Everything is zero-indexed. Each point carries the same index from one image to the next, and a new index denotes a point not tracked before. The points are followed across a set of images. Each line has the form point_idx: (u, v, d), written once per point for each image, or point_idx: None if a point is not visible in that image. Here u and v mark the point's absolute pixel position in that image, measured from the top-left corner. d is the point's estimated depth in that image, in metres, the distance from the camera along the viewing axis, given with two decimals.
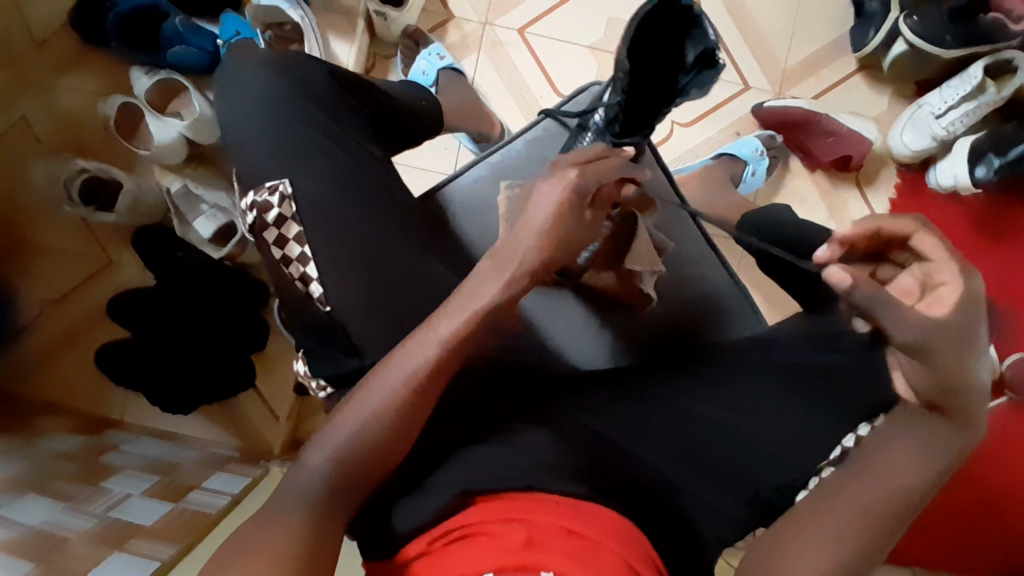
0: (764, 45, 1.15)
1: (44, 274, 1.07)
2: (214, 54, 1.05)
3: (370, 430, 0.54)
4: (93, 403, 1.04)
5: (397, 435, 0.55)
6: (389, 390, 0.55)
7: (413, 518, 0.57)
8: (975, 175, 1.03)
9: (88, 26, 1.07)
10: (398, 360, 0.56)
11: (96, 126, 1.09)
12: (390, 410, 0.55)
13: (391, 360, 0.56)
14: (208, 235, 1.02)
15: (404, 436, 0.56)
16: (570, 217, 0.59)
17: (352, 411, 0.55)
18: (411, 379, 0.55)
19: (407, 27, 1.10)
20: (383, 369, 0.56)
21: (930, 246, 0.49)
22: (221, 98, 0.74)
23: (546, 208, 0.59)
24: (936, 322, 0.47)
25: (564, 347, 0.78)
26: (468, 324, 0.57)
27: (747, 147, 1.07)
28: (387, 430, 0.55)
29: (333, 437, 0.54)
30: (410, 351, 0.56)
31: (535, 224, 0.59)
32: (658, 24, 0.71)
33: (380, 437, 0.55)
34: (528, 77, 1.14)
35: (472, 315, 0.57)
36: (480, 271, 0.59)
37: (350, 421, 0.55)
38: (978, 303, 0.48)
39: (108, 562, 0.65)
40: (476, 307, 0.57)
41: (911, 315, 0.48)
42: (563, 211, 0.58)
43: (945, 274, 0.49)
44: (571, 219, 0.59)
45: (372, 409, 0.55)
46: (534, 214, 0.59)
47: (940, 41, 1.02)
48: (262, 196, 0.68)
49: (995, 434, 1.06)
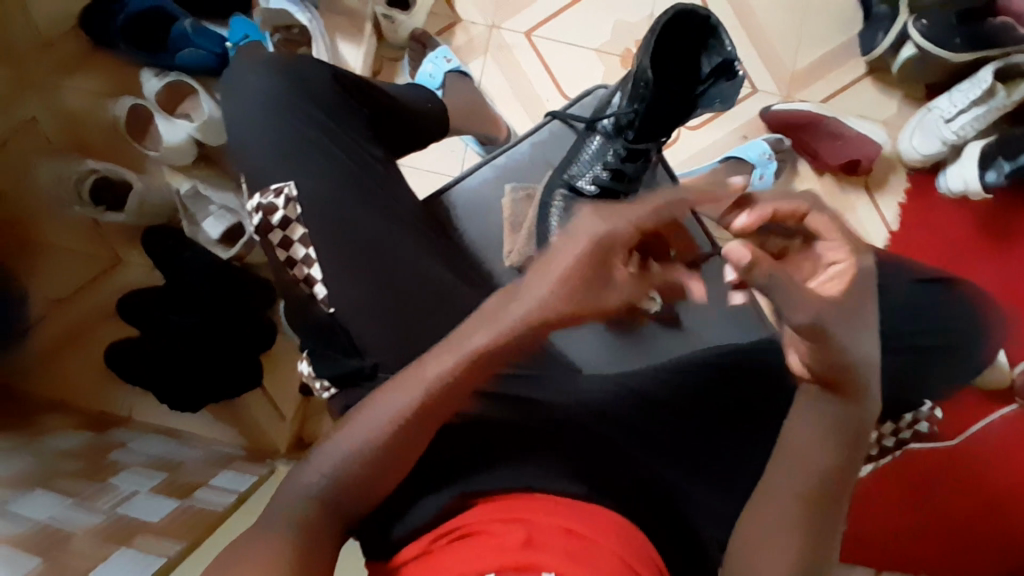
0: (772, 48, 1.14)
1: (54, 272, 1.08)
2: (223, 57, 1.06)
3: (369, 453, 0.52)
4: (102, 401, 1.05)
5: (393, 459, 0.52)
6: (376, 425, 0.52)
7: (412, 522, 0.57)
8: (985, 179, 1.02)
9: (99, 28, 1.08)
10: (389, 393, 0.52)
11: (104, 128, 1.11)
12: (389, 436, 0.52)
13: (390, 388, 0.53)
14: (216, 236, 1.03)
15: (400, 464, 0.53)
16: (590, 272, 0.47)
17: (353, 430, 0.52)
18: (410, 412, 0.51)
19: (414, 30, 1.11)
20: (379, 397, 0.53)
21: (825, 226, 0.50)
22: (226, 99, 0.75)
23: (562, 259, 0.47)
24: (833, 303, 0.50)
25: (569, 350, 0.81)
26: (463, 366, 0.50)
27: (755, 150, 1.06)
28: (377, 456, 0.52)
29: (334, 451, 0.52)
30: (401, 383, 0.52)
31: (543, 279, 0.48)
32: (676, 32, 0.74)
33: (377, 460, 0.52)
34: (535, 80, 1.15)
35: (471, 359, 0.50)
36: (480, 317, 0.51)
37: (349, 439, 0.52)
38: (861, 283, 0.50)
39: (113, 558, 0.66)
40: (470, 348, 0.50)
41: (811, 296, 0.49)
42: (581, 264, 0.47)
43: (838, 256, 0.50)
44: (590, 274, 0.47)
45: (370, 434, 0.52)
46: (552, 264, 0.48)
47: (948, 44, 1.01)
48: (267, 197, 0.69)
49: (1005, 441, 1.04)
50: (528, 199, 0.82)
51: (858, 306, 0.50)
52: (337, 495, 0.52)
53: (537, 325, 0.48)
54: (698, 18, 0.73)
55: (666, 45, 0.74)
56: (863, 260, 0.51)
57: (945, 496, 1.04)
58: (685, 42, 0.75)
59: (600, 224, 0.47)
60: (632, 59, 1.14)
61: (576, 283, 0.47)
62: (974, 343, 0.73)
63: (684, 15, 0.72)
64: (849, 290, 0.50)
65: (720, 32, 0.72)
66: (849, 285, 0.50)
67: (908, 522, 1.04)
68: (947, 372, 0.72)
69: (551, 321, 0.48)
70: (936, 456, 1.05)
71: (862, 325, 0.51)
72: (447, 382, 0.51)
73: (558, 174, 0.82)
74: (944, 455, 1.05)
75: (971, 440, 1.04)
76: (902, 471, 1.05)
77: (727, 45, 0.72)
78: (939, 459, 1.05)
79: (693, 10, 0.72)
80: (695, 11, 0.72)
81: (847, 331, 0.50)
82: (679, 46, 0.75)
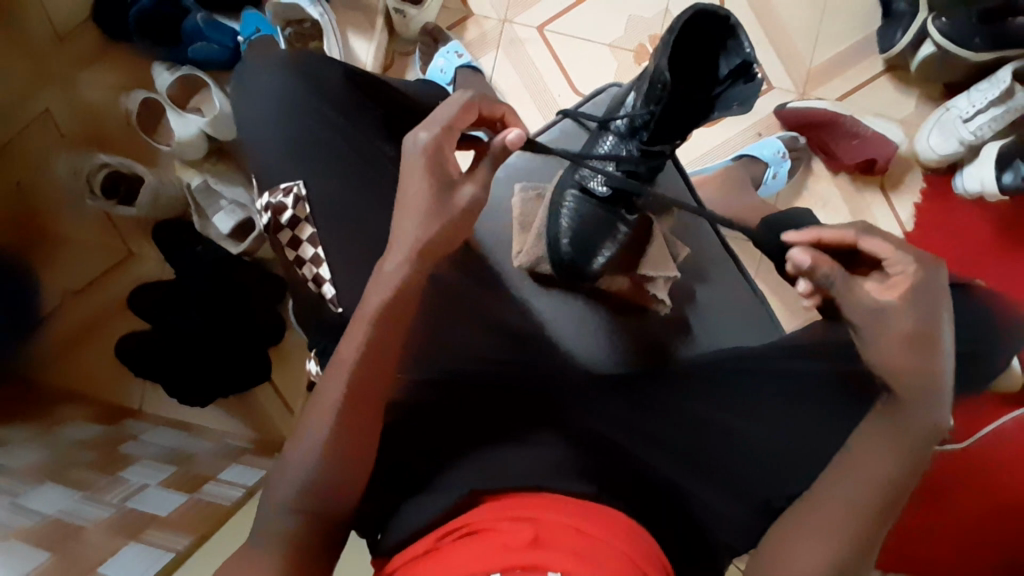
0: (789, 44, 1.13)
1: (68, 264, 1.09)
2: (235, 50, 1.06)
3: (328, 459, 0.53)
4: (114, 392, 1.06)
5: (349, 460, 0.54)
6: (325, 427, 0.53)
7: (407, 526, 0.56)
8: (1002, 181, 1.01)
9: (112, 21, 1.09)
10: (326, 386, 0.54)
11: (115, 121, 1.11)
12: (336, 430, 0.53)
13: (323, 388, 0.55)
14: (226, 230, 1.02)
15: (358, 459, 0.54)
16: (438, 190, 0.55)
17: (304, 441, 0.53)
18: (343, 399, 0.54)
19: (426, 24, 1.10)
20: (315, 401, 0.55)
21: (875, 243, 0.54)
22: (240, 95, 0.75)
23: (417, 189, 0.55)
24: (881, 305, 0.53)
25: (575, 351, 0.78)
26: (377, 329, 0.54)
27: (770, 148, 1.05)
28: (347, 460, 0.54)
29: (295, 464, 0.53)
30: (332, 375, 0.54)
31: (411, 214, 0.55)
32: (690, 30, 0.71)
33: (337, 464, 0.53)
34: (547, 75, 1.14)
35: (380, 315, 0.54)
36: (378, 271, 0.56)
37: (307, 450, 0.53)
38: (919, 286, 0.52)
39: (123, 551, 0.66)
40: (375, 308, 0.55)
41: (862, 297, 0.53)
42: (432, 187, 0.55)
43: (901, 268, 0.53)
44: (439, 189, 0.55)
45: (321, 437, 0.53)
46: (406, 194, 0.56)
47: (968, 43, 1.00)
48: (276, 197, 0.69)
49: (1018, 445, 1.03)
50: (538, 198, 0.85)
51: (900, 308, 0.52)
52: (334, 489, 0.53)
53: (420, 254, 0.55)
54: (717, 19, 0.70)
55: (681, 46, 0.72)
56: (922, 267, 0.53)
57: (955, 501, 1.03)
58: (698, 50, 0.73)
59: (426, 138, 0.55)
60: (646, 54, 1.13)
61: (434, 202, 0.55)
62: (992, 350, 0.72)
63: (702, 16, 0.70)
64: (905, 297, 0.52)
65: (740, 33, 0.70)
66: (907, 292, 0.52)
67: (915, 525, 1.04)
68: (965, 379, 0.72)
69: (430, 249, 0.55)
70: (946, 462, 1.04)
71: (919, 321, 0.52)
72: (365, 352, 0.54)
73: (569, 174, 0.82)
74: (955, 460, 1.04)
75: (983, 444, 1.03)
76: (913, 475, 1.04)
77: (746, 47, 0.70)
78: (949, 463, 1.04)
79: (713, 8, 0.69)
80: (715, 11, 0.70)
81: (901, 349, 0.52)
82: (695, 47, 0.73)
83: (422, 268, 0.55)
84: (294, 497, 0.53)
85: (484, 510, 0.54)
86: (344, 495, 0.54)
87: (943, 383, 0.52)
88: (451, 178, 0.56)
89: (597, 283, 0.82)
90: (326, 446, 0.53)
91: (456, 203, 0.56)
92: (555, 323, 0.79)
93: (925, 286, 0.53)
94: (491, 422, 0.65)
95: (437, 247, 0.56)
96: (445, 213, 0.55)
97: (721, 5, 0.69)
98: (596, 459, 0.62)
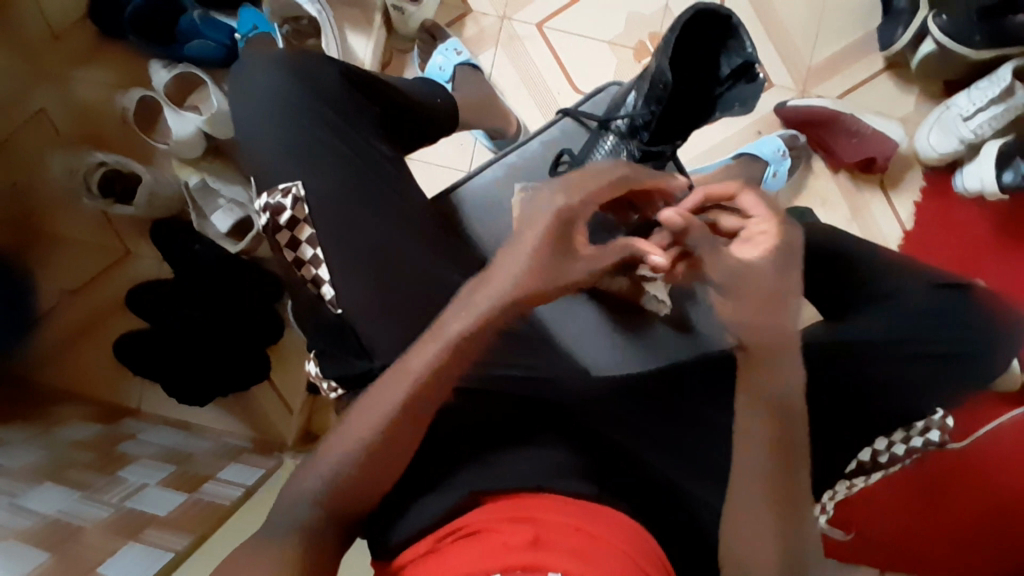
0: (790, 42, 1.12)
1: (66, 263, 1.09)
2: (231, 49, 1.05)
3: (362, 456, 0.54)
4: (112, 391, 1.06)
5: (380, 466, 0.55)
6: (359, 439, 0.54)
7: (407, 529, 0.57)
8: (1002, 179, 1.00)
9: (108, 18, 1.08)
10: (368, 397, 0.56)
11: (112, 119, 1.10)
12: (375, 438, 0.54)
13: (376, 392, 0.56)
14: (225, 229, 1.02)
15: (394, 462, 0.56)
16: (556, 250, 0.59)
17: (343, 439, 0.55)
18: (400, 408, 0.55)
19: (423, 21, 1.10)
20: (364, 405, 0.56)
21: (750, 204, 0.63)
22: (236, 96, 0.74)
23: (528, 248, 0.59)
24: (747, 265, 0.61)
25: (575, 349, 0.80)
26: (451, 349, 0.57)
27: (770, 146, 1.04)
28: (372, 465, 0.55)
29: (324, 461, 0.54)
30: (381, 389, 0.56)
31: (513, 266, 0.59)
32: (695, 30, 0.71)
33: (368, 466, 0.55)
34: (547, 73, 1.13)
35: (462, 340, 0.58)
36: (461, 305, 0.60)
37: (332, 452, 0.54)
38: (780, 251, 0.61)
39: (123, 551, 0.66)
40: (454, 331, 0.58)
41: (729, 261, 0.62)
42: (545, 245, 0.59)
43: (756, 223, 0.62)
44: (557, 251, 0.59)
45: (364, 436, 0.54)
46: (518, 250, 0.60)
47: (968, 41, 0.99)
48: (275, 197, 0.68)
49: (1017, 443, 1.03)
50: None
51: (766, 262, 0.61)
52: (345, 487, 0.54)
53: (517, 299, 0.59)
54: (718, 19, 0.70)
55: (683, 45, 0.71)
56: (782, 236, 0.63)
57: (955, 500, 1.04)
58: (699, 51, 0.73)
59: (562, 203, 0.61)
60: (646, 52, 1.12)
61: (547, 259, 0.59)
62: (993, 349, 0.72)
63: (702, 15, 0.70)
64: (762, 250, 0.61)
65: (741, 33, 0.70)
66: (763, 246, 0.61)
67: (915, 524, 1.04)
68: (964, 379, 0.72)
69: (524, 299, 0.59)
70: (947, 463, 1.04)
71: (778, 281, 0.60)
72: (431, 369, 0.56)
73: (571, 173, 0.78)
74: (955, 460, 1.04)
75: (981, 443, 1.04)
76: (914, 474, 1.04)
77: (747, 46, 0.70)
78: (950, 462, 1.04)
79: (714, 8, 0.69)
80: (715, 10, 0.70)
81: (764, 311, 0.59)
82: (697, 45, 0.72)
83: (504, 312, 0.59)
84: (314, 490, 0.53)
85: (483, 509, 0.54)
86: (357, 498, 0.55)
87: (793, 343, 0.59)
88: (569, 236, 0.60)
89: (596, 286, 0.79)
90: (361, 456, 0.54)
91: (569, 268, 0.60)
92: (558, 331, 0.80)
93: (784, 252, 0.62)
94: (489, 424, 0.64)
95: (529, 298, 0.60)
96: (554, 274, 0.59)
97: (721, 4, 0.69)
98: (596, 460, 0.61)
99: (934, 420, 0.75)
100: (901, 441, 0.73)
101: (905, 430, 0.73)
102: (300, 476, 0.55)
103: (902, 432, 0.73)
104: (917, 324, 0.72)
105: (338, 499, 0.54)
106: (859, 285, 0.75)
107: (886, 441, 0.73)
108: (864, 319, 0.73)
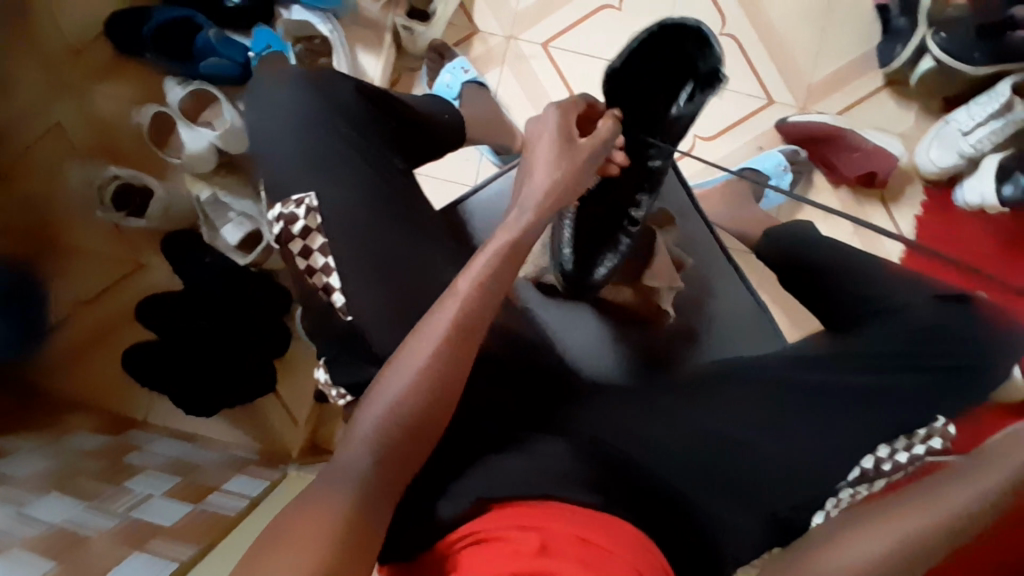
0: (790, 59, 1.15)
1: (75, 277, 1.10)
2: (246, 66, 1.09)
3: (418, 392, 0.55)
4: (120, 404, 1.07)
5: (430, 412, 0.55)
6: (401, 390, 0.55)
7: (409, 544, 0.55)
8: (1002, 193, 1.02)
9: (125, 37, 1.11)
10: (416, 337, 0.57)
11: (128, 134, 1.13)
12: (412, 390, 0.55)
13: (431, 315, 0.58)
14: (235, 242, 1.06)
15: (449, 388, 0.56)
16: (563, 147, 0.67)
17: (401, 365, 0.56)
18: (450, 327, 0.57)
19: (433, 41, 1.13)
20: (421, 326, 0.57)
21: None
22: (252, 110, 0.77)
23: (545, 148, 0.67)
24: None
25: (585, 366, 0.80)
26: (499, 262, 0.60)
27: (771, 162, 1.09)
28: (406, 428, 0.54)
29: (386, 392, 0.55)
30: (427, 323, 0.57)
31: (542, 167, 0.66)
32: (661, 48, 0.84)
33: (425, 395, 0.55)
34: (551, 90, 1.16)
35: (507, 252, 0.61)
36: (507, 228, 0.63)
37: (371, 415, 0.54)
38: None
39: (128, 561, 0.66)
40: (501, 245, 0.61)
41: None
42: (556, 144, 0.67)
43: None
44: (562, 143, 0.67)
45: (421, 360, 0.55)
46: (536, 162, 0.67)
47: (969, 58, 1.03)
48: (289, 208, 0.70)
49: None
50: None
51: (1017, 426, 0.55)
52: (405, 437, 0.54)
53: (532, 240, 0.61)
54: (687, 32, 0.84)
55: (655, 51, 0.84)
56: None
57: None
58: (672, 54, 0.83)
59: (552, 109, 0.70)
60: None
61: (559, 153, 0.66)
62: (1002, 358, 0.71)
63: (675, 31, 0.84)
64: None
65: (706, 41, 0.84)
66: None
67: None
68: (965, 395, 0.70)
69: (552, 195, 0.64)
70: None
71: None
72: (478, 282, 0.59)
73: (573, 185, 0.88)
74: None
75: None
76: None
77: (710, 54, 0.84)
78: None
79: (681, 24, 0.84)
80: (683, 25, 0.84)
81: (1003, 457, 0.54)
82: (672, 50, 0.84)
83: (506, 267, 0.61)
84: (366, 440, 0.53)
85: (495, 514, 0.54)
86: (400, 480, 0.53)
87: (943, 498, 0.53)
88: (572, 135, 0.68)
89: (601, 292, 0.86)
90: (406, 411, 0.54)
91: (576, 154, 0.67)
92: (562, 334, 0.82)
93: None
94: (493, 435, 0.64)
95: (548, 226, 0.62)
96: (570, 161, 0.66)
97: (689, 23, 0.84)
98: (602, 470, 0.61)
99: (935, 428, 0.67)
100: (906, 449, 0.66)
101: (907, 438, 0.67)
102: (342, 455, 0.54)
103: (904, 438, 0.67)
104: (923, 335, 0.72)
105: (394, 450, 0.54)
106: (859, 296, 0.77)
107: (888, 448, 0.67)
108: (866, 330, 0.75)
